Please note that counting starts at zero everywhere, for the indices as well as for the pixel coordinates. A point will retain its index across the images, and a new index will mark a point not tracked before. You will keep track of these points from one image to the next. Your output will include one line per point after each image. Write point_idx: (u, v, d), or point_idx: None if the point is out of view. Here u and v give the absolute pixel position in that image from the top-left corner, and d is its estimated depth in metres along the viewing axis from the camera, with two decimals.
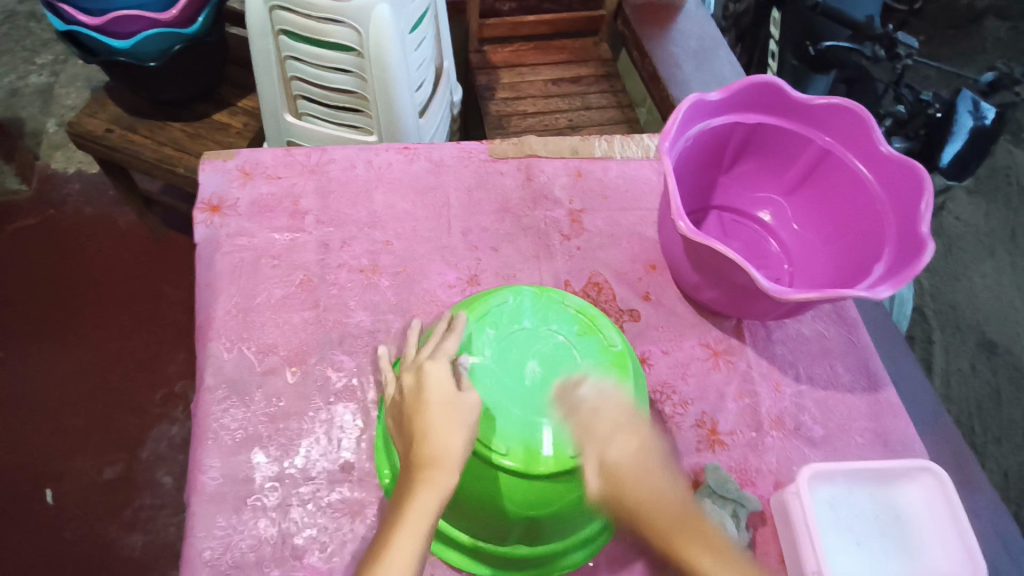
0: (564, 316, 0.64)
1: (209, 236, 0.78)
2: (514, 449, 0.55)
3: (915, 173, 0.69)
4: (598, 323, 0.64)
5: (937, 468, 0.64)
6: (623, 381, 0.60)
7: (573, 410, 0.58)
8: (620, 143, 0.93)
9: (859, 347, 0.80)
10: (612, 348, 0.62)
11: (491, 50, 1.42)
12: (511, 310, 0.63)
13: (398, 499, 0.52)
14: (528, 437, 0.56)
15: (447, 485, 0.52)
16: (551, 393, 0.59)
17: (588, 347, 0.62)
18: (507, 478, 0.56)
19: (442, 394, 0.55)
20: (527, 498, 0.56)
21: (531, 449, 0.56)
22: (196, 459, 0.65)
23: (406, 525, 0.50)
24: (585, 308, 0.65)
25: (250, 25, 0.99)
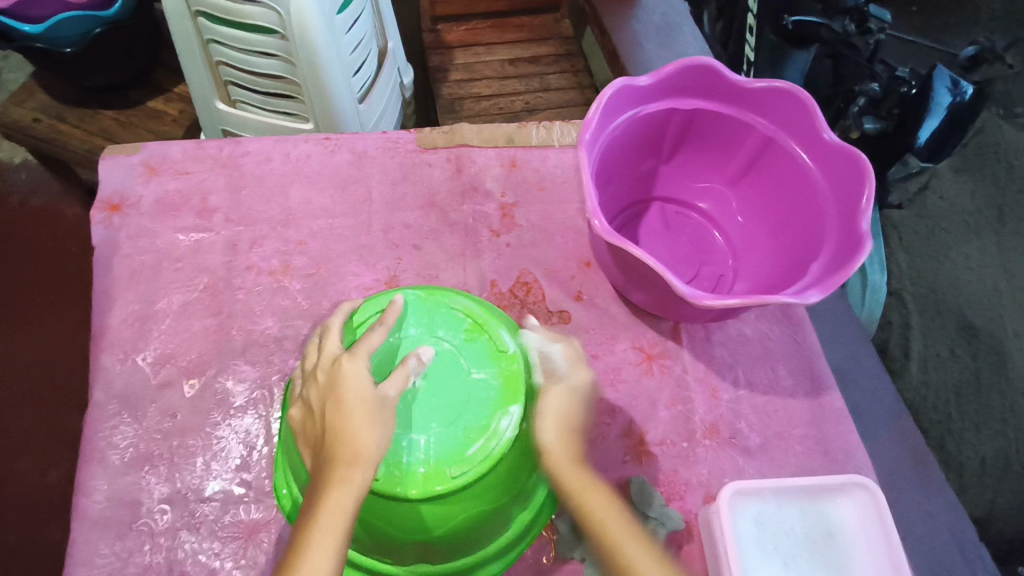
0: (451, 321, 0.53)
1: (108, 239, 0.73)
2: (385, 472, 0.47)
3: (858, 164, 0.64)
4: (489, 320, 0.53)
5: (870, 483, 0.60)
6: (514, 389, 0.50)
7: (457, 425, 0.48)
8: (560, 128, 0.87)
9: (805, 348, 0.75)
10: (505, 353, 0.52)
11: (446, 28, 1.35)
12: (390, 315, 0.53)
13: (306, 505, 0.42)
14: (406, 458, 0.47)
15: (363, 482, 0.42)
16: (435, 406, 0.49)
17: (477, 354, 0.51)
18: (386, 502, 0.48)
19: (365, 384, 0.45)
20: (411, 522, 0.48)
21: (408, 473, 0.47)
22: (81, 480, 0.62)
23: (316, 536, 0.40)
24: (476, 308, 0.54)
25: (166, 8, 0.92)
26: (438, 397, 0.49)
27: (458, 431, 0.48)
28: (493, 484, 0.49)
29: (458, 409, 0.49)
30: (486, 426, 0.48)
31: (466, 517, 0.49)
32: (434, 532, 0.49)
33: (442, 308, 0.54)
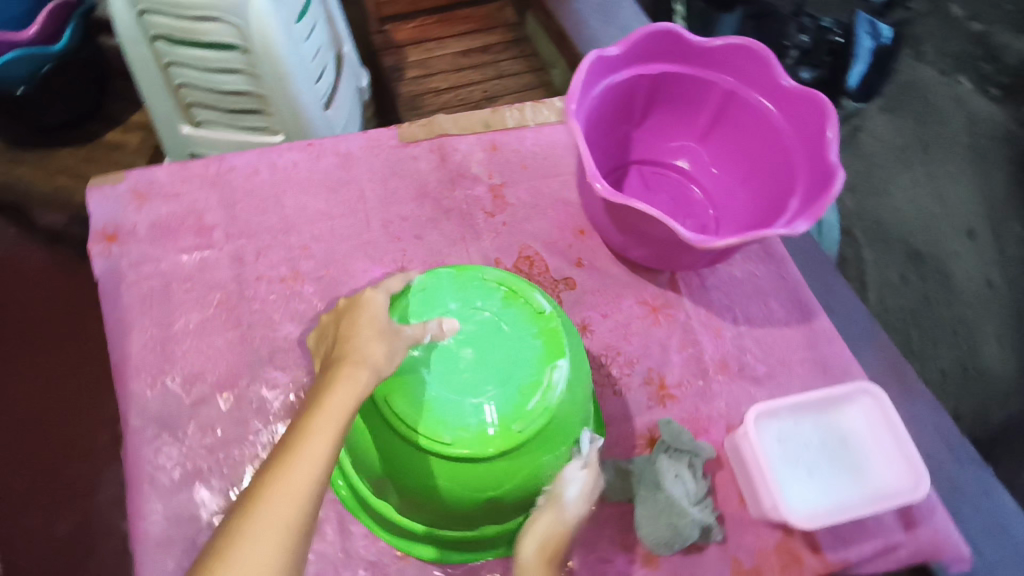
0: (485, 290, 0.56)
1: (111, 270, 0.73)
2: (455, 436, 0.50)
3: (818, 104, 0.69)
4: (521, 288, 0.57)
5: (875, 389, 0.66)
6: (557, 344, 0.53)
7: (511, 385, 0.52)
8: (532, 108, 0.89)
9: (790, 281, 0.82)
10: (542, 313, 0.55)
11: (394, 27, 1.36)
12: (427, 293, 0.56)
13: (312, 397, 0.46)
14: (472, 421, 0.50)
15: (369, 380, 0.46)
16: (486, 370, 0.52)
17: (516, 317, 0.55)
18: (458, 466, 0.51)
19: (381, 315, 0.50)
20: (481, 481, 0.52)
21: (477, 434, 0.50)
22: (135, 505, 0.64)
23: (322, 418, 0.44)
24: (507, 276, 0.57)
25: (119, 34, 0.90)
26: (486, 361, 0.53)
27: (511, 387, 0.52)
28: (551, 435, 0.53)
29: (508, 370, 0.52)
30: (538, 381, 0.52)
31: (531, 469, 0.53)
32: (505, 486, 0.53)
33: (474, 281, 0.57)
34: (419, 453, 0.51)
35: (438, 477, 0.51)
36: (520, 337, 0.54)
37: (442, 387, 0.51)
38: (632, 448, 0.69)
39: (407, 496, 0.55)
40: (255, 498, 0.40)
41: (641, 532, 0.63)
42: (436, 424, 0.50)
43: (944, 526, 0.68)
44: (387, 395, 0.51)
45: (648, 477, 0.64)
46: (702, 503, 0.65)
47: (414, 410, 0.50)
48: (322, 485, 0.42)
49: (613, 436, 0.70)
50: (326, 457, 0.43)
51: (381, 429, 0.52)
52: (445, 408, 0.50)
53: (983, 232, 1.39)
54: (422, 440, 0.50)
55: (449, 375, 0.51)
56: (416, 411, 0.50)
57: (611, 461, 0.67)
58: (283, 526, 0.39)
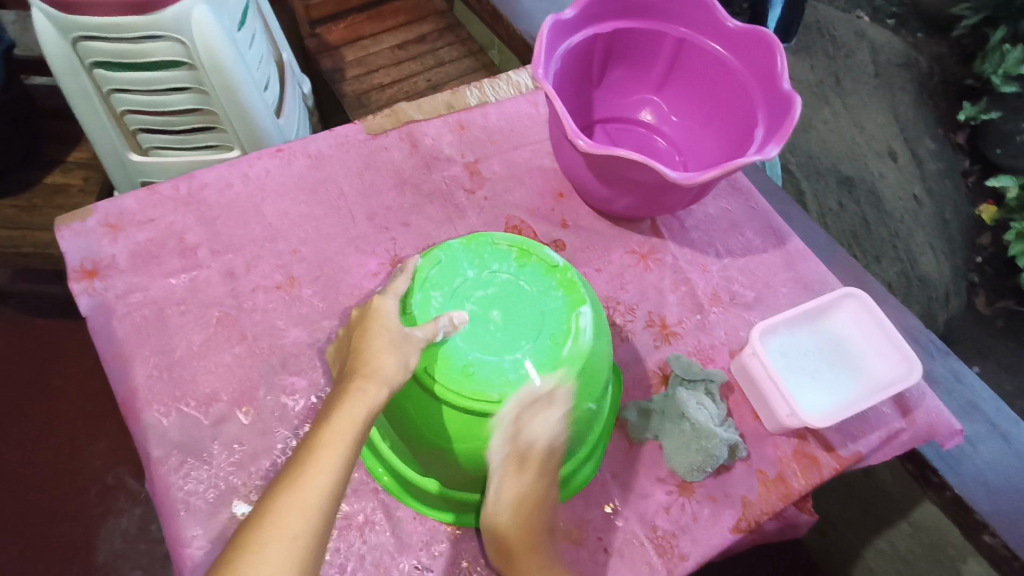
0: (499, 254, 0.60)
1: (98, 305, 0.71)
2: (502, 392, 0.52)
3: (764, 38, 0.73)
4: (531, 248, 0.60)
5: (859, 291, 0.71)
6: (577, 293, 0.57)
7: (543, 337, 0.55)
8: (490, 86, 0.92)
9: (759, 210, 0.86)
10: (557, 266, 0.59)
11: (326, 30, 1.36)
12: (445, 265, 0.58)
13: (328, 408, 0.48)
14: (513, 376, 0.53)
15: (378, 398, 0.48)
16: (516, 328, 0.55)
17: (534, 274, 0.59)
18: (507, 422, 0.53)
19: (391, 323, 0.51)
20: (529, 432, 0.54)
21: (520, 387, 0.52)
22: (175, 534, 0.61)
23: (331, 437, 0.46)
24: (517, 239, 0.61)
25: (54, 65, 0.87)
26: (514, 321, 0.56)
27: (540, 342, 0.55)
28: (586, 379, 0.56)
29: (537, 324, 0.56)
30: (567, 329, 0.55)
31: (574, 415, 0.56)
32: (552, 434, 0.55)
33: (486, 248, 0.60)
34: (468, 413, 0.53)
35: (487, 436, 0.53)
36: (541, 291, 0.57)
37: (477, 349, 0.53)
38: (648, 388, 0.72)
39: (454, 463, 0.56)
40: (266, 515, 0.43)
41: (673, 463, 0.67)
42: (481, 383, 0.52)
43: (936, 407, 0.73)
44: (428, 363, 0.53)
45: (670, 411, 0.69)
46: (725, 425, 0.69)
47: (458, 373, 0.52)
48: (332, 503, 0.44)
49: (630, 379, 0.73)
50: (335, 474, 0.45)
51: (422, 400, 0.54)
52: (485, 368, 0.53)
53: (902, 152, 1.47)
54: (472, 403, 0.52)
55: (482, 338, 0.54)
56: (460, 374, 0.52)
57: (631, 404, 0.71)
58: (291, 544, 0.42)
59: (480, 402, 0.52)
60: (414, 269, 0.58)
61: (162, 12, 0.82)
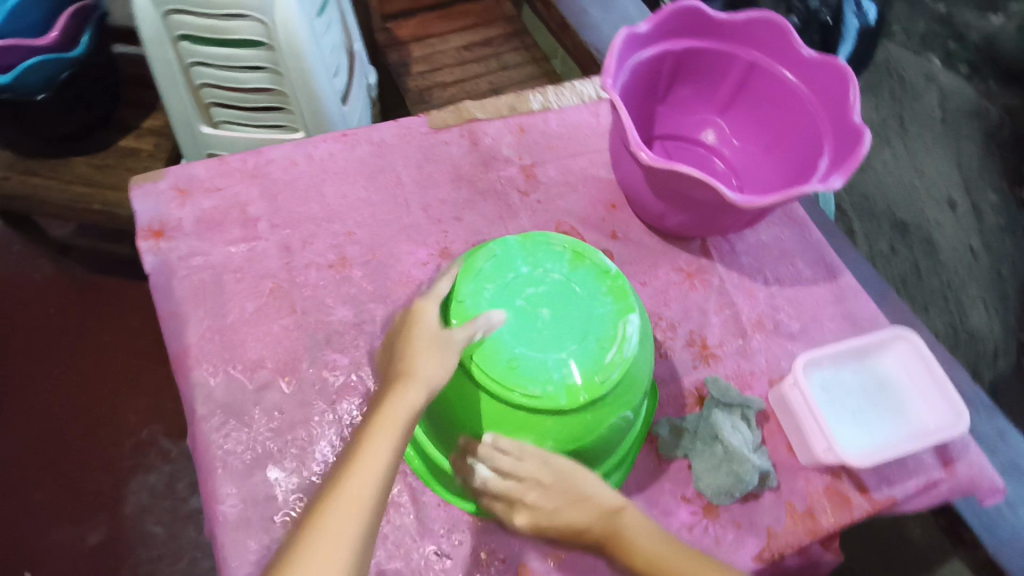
0: (553, 255, 0.61)
1: (161, 264, 0.74)
2: (544, 390, 0.53)
3: (838, 69, 0.73)
4: (585, 252, 0.61)
5: (910, 332, 0.70)
6: (626, 301, 0.58)
7: (589, 340, 0.55)
8: (555, 93, 0.93)
9: (813, 243, 0.85)
10: (608, 273, 0.60)
11: (396, 25, 1.39)
12: (499, 259, 0.59)
13: (372, 407, 0.50)
14: (557, 375, 0.53)
15: (418, 400, 0.49)
16: (563, 328, 0.56)
17: (585, 278, 0.59)
18: (545, 419, 0.54)
19: (431, 327, 0.52)
20: (569, 431, 0.55)
21: (562, 386, 0.53)
22: (209, 490, 0.63)
23: (376, 436, 0.47)
24: (572, 242, 0.62)
25: (144, 34, 0.91)
26: (562, 321, 0.56)
27: (587, 344, 0.55)
28: (627, 387, 0.56)
29: (585, 327, 0.56)
30: (613, 335, 0.56)
31: (611, 421, 0.56)
32: (587, 437, 0.56)
33: (541, 247, 0.61)
34: (508, 407, 0.54)
35: (525, 431, 0.54)
36: (592, 295, 0.58)
37: (524, 345, 0.54)
38: (682, 406, 0.72)
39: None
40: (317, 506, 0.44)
41: (702, 483, 0.66)
42: (524, 377, 0.53)
43: (980, 462, 0.71)
44: (474, 352, 0.54)
45: (704, 430, 0.68)
46: (759, 451, 0.68)
47: (503, 365, 0.53)
48: (379, 500, 0.45)
49: (664, 396, 0.72)
50: (381, 473, 0.46)
51: (464, 387, 0.55)
52: (530, 365, 0.53)
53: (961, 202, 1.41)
54: (514, 397, 0.53)
55: (529, 334, 0.55)
56: (505, 367, 0.53)
57: (664, 420, 0.70)
58: (344, 540, 0.43)
59: (522, 396, 0.53)
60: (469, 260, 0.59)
61: None
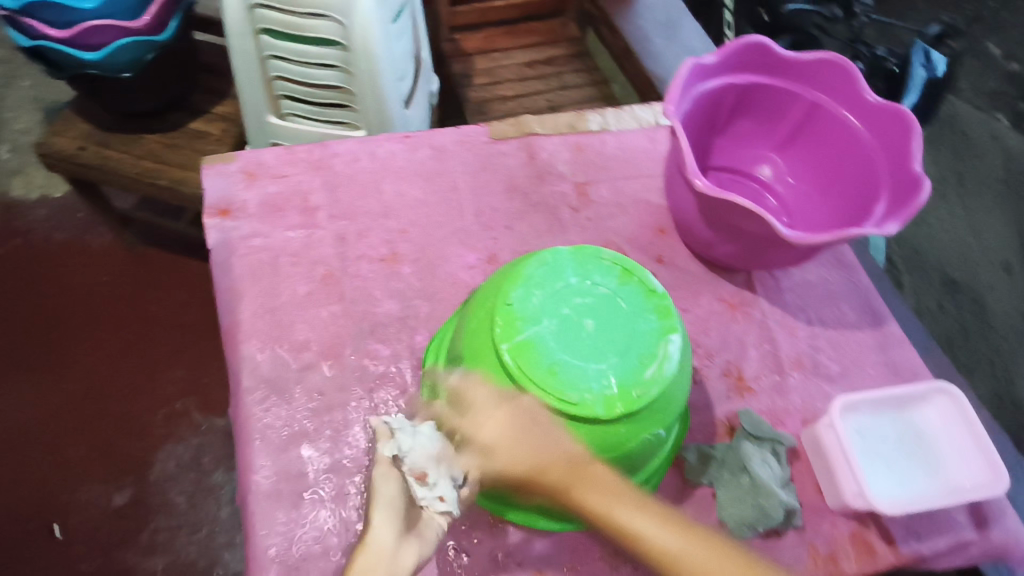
0: (602, 268, 0.61)
1: (223, 241, 0.77)
2: (583, 398, 0.54)
3: (904, 118, 0.73)
4: (633, 268, 0.62)
5: (953, 387, 0.69)
6: (670, 320, 0.59)
7: (630, 355, 0.56)
8: (613, 115, 0.95)
9: (861, 288, 0.85)
10: (655, 292, 0.61)
11: (463, 37, 1.43)
12: (550, 266, 0.60)
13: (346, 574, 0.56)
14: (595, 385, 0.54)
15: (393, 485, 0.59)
16: (606, 341, 0.56)
17: (632, 294, 0.60)
18: (578, 427, 0.55)
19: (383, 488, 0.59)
20: (602, 443, 0.56)
21: (599, 397, 0.54)
22: (245, 461, 0.65)
23: None
24: (621, 258, 0.63)
25: (228, 26, 0.97)
26: (606, 334, 0.57)
27: (627, 359, 0.56)
28: (662, 405, 0.57)
29: (627, 341, 0.57)
30: (655, 352, 0.57)
31: (642, 437, 0.57)
32: (617, 450, 0.57)
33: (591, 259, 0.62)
34: (545, 411, 0.55)
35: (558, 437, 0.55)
36: (637, 312, 0.59)
37: (566, 353, 0.55)
38: (712, 434, 0.72)
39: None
40: None
41: (725, 513, 0.66)
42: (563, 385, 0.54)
43: (1015, 529, 0.69)
44: (517, 355, 0.55)
45: (731, 460, 0.68)
46: (786, 488, 0.68)
47: (543, 370, 0.55)
48: None
49: (696, 424, 0.72)
50: None
51: (502, 387, 0.56)
52: (570, 373, 0.54)
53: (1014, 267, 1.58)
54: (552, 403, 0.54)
55: (573, 342, 0.56)
56: (545, 373, 0.54)
57: (693, 444, 0.70)
58: None
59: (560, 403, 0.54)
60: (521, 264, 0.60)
61: None
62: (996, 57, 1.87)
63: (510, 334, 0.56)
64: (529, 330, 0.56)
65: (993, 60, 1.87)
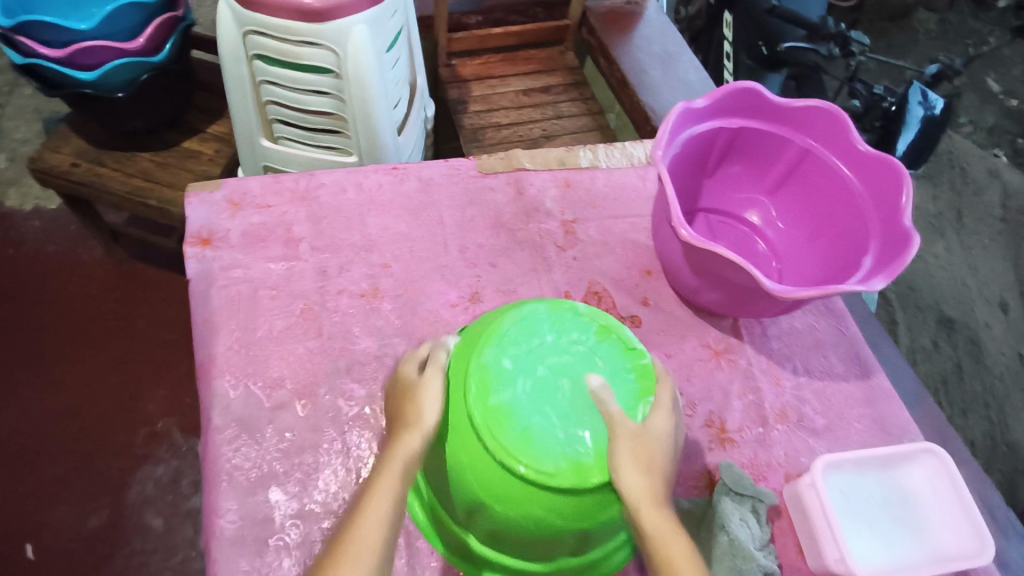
0: (579, 324, 0.62)
1: (202, 271, 0.76)
2: (560, 468, 0.53)
3: (895, 169, 0.72)
4: (610, 324, 0.63)
5: (939, 449, 0.68)
6: (649, 379, 0.60)
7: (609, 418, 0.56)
8: (604, 152, 0.94)
9: (849, 337, 0.83)
10: (634, 349, 0.62)
11: (460, 63, 1.43)
12: (527, 325, 0.60)
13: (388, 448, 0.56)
14: (571, 449, 0.54)
15: (416, 442, 0.55)
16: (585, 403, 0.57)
17: (609, 351, 0.61)
18: (551, 495, 0.54)
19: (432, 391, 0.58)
20: (576, 512, 0.54)
21: (576, 463, 0.54)
22: (211, 503, 0.64)
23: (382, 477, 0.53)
24: (597, 313, 0.63)
25: (223, 50, 0.97)
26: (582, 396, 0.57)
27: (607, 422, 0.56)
28: None
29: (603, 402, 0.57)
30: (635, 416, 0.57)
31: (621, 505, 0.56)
32: (590, 521, 0.55)
33: (568, 315, 0.63)
34: (521, 479, 0.53)
35: (534, 505, 0.54)
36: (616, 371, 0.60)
37: (542, 418, 0.55)
38: (692, 487, 0.70)
39: (493, 520, 0.56)
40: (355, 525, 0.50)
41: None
42: (542, 451, 0.54)
43: None
44: (493, 418, 0.55)
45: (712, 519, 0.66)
46: (765, 550, 0.66)
47: (522, 433, 0.54)
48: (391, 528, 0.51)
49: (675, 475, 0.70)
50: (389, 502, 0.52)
51: (473, 450, 0.55)
52: (547, 440, 0.54)
53: (1012, 305, 1.57)
54: (526, 470, 0.53)
55: (551, 402, 0.56)
56: (523, 438, 0.54)
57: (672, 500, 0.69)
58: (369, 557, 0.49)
59: (535, 470, 0.53)
60: (495, 324, 0.60)
61: (328, 24, 0.90)
62: (994, 93, 1.89)
63: (484, 397, 0.56)
64: (500, 394, 0.56)
65: (990, 95, 1.89)
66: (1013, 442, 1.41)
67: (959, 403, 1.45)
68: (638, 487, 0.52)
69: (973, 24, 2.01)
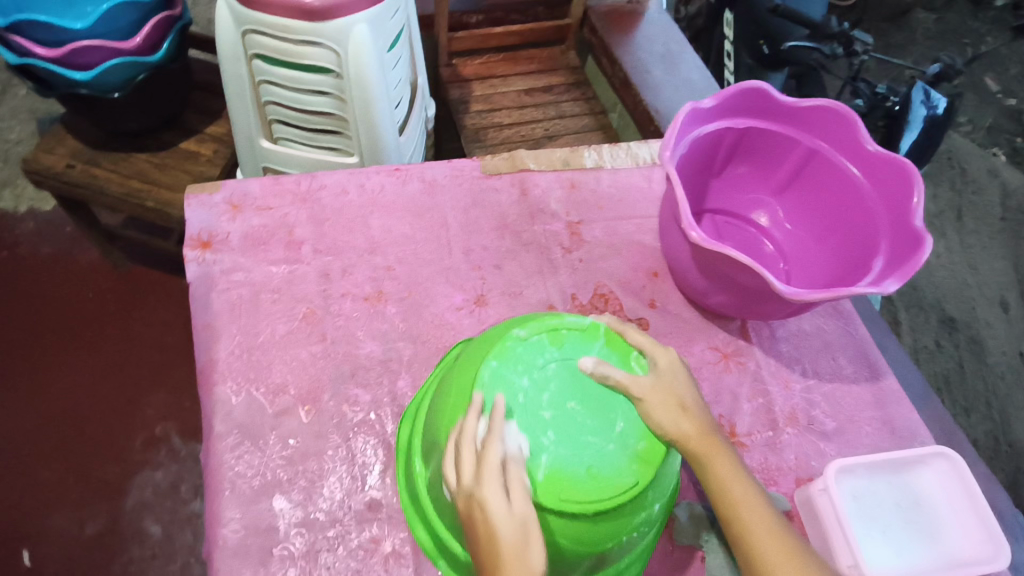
0: (536, 344, 0.59)
1: (203, 274, 0.75)
2: (597, 497, 0.53)
3: (903, 169, 0.71)
4: (563, 327, 0.61)
5: (951, 452, 0.67)
6: (623, 350, 0.61)
7: (617, 416, 0.56)
8: (609, 153, 0.93)
9: (858, 339, 0.82)
10: (592, 330, 0.61)
11: (461, 63, 1.42)
12: (499, 382, 0.56)
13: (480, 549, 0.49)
14: (604, 470, 0.54)
15: (508, 531, 0.48)
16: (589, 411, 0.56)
17: (575, 344, 0.60)
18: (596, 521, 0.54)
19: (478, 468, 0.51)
20: (620, 527, 0.55)
21: (615, 487, 0.53)
22: (214, 512, 0.62)
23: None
24: (551, 321, 0.61)
25: (222, 50, 0.96)
26: (586, 410, 0.56)
27: (626, 403, 0.57)
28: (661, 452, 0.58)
29: (604, 399, 0.57)
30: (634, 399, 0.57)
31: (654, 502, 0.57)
32: (627, 530, 0.56)
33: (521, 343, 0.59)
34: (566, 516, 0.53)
35: (584, 530, 0.54)
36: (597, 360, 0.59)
37: (563, 449, 0.54)
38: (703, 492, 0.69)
39: (577, 561, 0.56)
40: None
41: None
42: (603, 483, 0.53)
43: None
44: (530, 473, 0.53)
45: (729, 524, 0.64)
46: None
47: (566, 471, 0.53)
48: None
49: (685, 480, 0.69)
50: None
51: None
52: (606, 466, 0.54)
53: (1013, 304, 1.57)
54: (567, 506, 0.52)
55: (565, 432, 0.55)
56: (571, 476, 0.53)
57: (685, 504, 0.67)
58: None
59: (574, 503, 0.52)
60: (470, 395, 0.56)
61: (329, 23, 0.89)
62: (993, 92, 1.89)
63: (505, 464, 0.53)
64: (513, 453, 0.53)
65: (989, 94, 1.89)
66: (1015, 442, 1.40)
67: (962, 403, 1.45)
68: (676, 425, 0.56)
69: (972, 23, 2.00)
